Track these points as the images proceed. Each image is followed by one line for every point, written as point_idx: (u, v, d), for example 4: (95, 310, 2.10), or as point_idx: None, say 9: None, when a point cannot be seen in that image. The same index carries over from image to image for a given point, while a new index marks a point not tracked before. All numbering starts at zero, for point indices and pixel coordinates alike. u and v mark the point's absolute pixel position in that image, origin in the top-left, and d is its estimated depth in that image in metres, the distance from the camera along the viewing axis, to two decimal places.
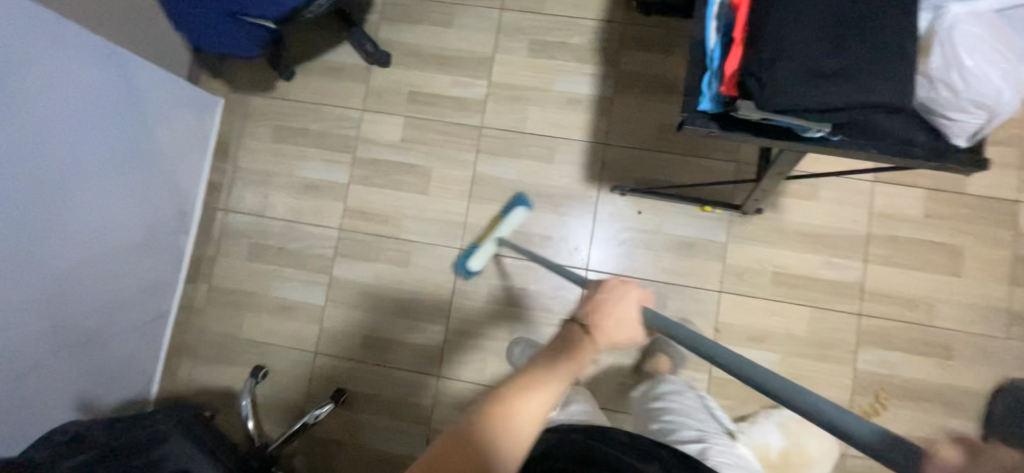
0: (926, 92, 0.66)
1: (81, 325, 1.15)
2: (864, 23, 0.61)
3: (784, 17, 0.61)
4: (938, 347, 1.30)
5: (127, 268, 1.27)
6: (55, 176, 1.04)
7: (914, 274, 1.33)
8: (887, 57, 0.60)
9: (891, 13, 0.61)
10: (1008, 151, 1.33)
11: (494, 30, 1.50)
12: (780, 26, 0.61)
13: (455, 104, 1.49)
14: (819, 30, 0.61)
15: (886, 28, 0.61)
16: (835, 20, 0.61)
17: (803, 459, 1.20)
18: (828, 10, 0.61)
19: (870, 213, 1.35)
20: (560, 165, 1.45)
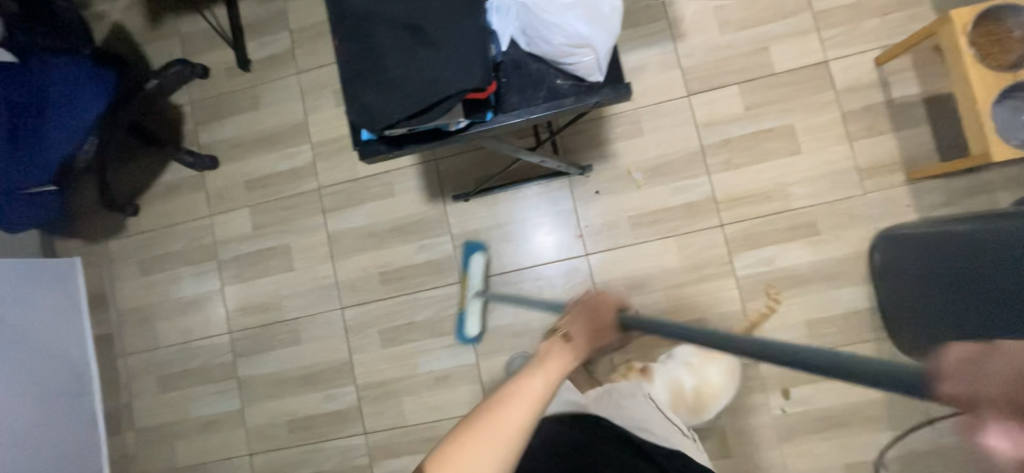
0: (531, 50, 0.68)
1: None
2: (429, 11, 0.61)
3: (350, 38, 0.63)
4: (806, 227, 1.30)
5: (37, 452, 1.28)
6: None
7: (759, 167, 1.32)
8: (459, 34, 0.60)
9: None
10: (802, 18, 1.32)
11: (299, 94, 1.52)
12: (362, 51, 0.62)
13: (289, 176, 1.51)
14: (395, 37, 0.61)
15: (447, 8, 0.61)
16: (386, 17, 0.61)
17: (712, 390, 1.23)
18: (395, 14, 0.61)
19: (698, 126, 1.35)
20: (403, 194, 1.46)
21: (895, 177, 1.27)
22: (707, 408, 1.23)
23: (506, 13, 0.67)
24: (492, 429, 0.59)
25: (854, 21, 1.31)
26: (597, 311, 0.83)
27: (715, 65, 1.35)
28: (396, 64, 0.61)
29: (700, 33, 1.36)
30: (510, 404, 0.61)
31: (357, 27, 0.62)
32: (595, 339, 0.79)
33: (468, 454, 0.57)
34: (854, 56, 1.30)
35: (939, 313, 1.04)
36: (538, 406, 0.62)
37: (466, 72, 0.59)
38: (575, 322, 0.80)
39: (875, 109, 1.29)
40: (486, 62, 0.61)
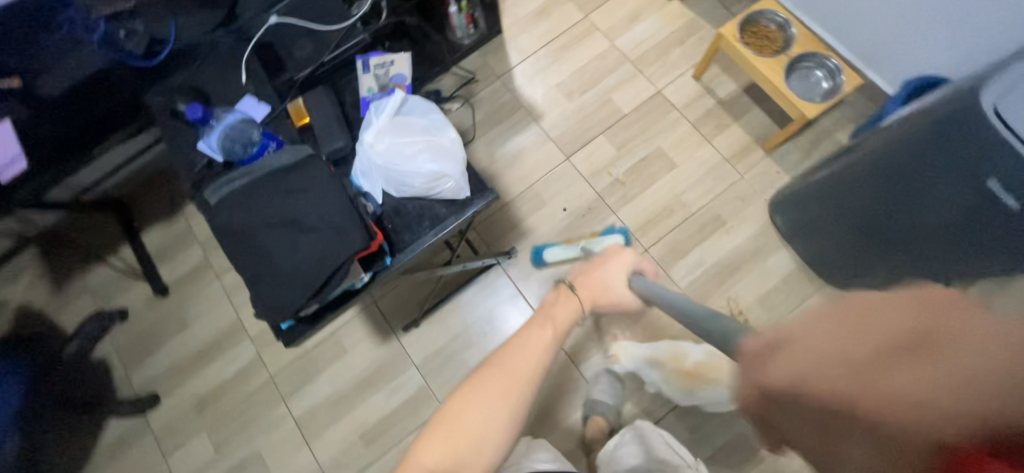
0: (402, 195, 0.76)
1: None
2: (298, 206, 0.68)
3: (236, 253, 0.68)
4: (716, 222, 1.43)
5: None
6: None
7: (652, 190, 1.48)
8: (329, 213, 0.68)
9: (312, 185, 0.70)
10: (623, 69, 1.59)
11: (225, 295, 1.53)
12: (251, 258, 0.67)
13: (238, 377, 1.46)
14: (276, 236, 0.67)
15: (314, 195, 0.69)
16: (263, 222, 0.68)
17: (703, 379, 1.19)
18: (270, 218, 0.68)
19: (589, 178, 1.50)
20: (355, 346, 1.45)
21: (756, 154, 1.48)
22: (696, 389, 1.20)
23: (368, 176, 0.77)
24: (499, 375, 0.70)
25: (662, 57, 1.59)
26: (598, 272, 0.81)
27: (576, 126, 1.56)
28: (285, 256, 0.67)
29: (556, 107, 1.58)
30: (514, 354, 0.72)
31: (239, 241, 0.68)
32: (600, 297, 0.79)
33: (480, 398, 0.68)
34: (677, 80, 1.57)
35: (834, 227, 1.17)
36: (537, 361, 0.71)
37: (347, 238, 0.67)
38: (586, 278, 0.81)
39: (713, 111, 1.53)
40: (362, 224, 0.69)
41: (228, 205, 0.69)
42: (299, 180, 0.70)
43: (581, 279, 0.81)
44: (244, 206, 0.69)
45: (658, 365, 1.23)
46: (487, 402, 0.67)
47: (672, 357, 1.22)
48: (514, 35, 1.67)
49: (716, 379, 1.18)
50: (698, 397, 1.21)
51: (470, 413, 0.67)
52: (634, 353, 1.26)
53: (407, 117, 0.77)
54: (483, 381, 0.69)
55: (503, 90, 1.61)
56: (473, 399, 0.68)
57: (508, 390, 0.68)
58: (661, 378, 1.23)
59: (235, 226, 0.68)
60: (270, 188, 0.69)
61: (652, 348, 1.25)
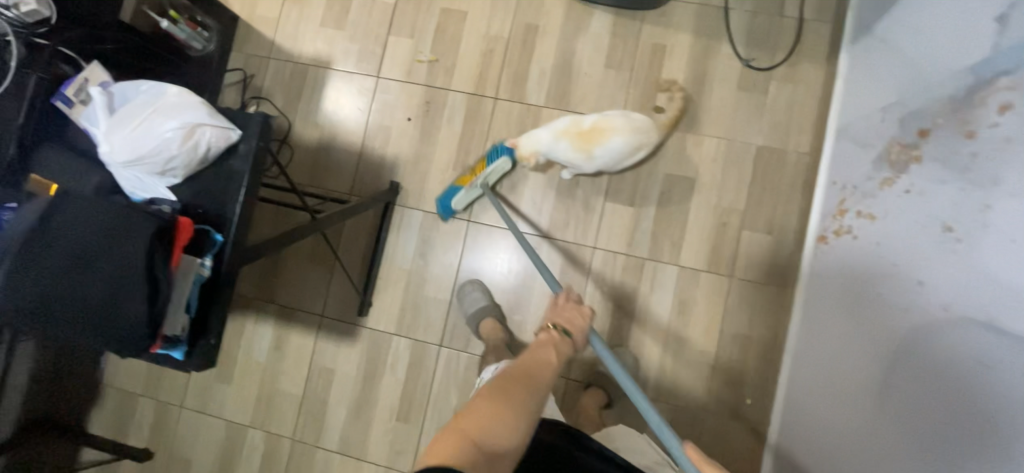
0: (178, 171, 0.71)
1: None
2: (69, 249, 0.62)
3: (54, 325, 0.62)
4: (532, 31, 1.43)
5: None
6: None
7: (463, 48, 1.45)
8: (103, 231, 0.62)
9: (67, 222, 0.63)
10: None
11: (199, 414, 1.48)
12: (71, 326, 0.62)
13: (265, 465, 1.44)
14: (75, 288, 0.62)
15: (78, 229, 0.63)
16: (48, 289, 0.62)
17: (599, 142, 1.13)
18: (52, 281, 0.62)
19: (409, 79, 1.46)
20: (336, 362, 1.43)
21: None
22: (595, 149, 1.13)
23: (143, 183, 0.73)
24: (529, 375, 0.74)
25: None
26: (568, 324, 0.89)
27: (365, 46, 1.49)
28: (97, 291, 0.61)
29: (336, 45, 1.51)
30: (537, 365, 0.77)
31: (46, 313, 0.62)
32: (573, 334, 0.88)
33: (510, 388, 0.71)
34: None
35: None
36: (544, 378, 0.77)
37: (139, 234, 0.63)
38: (567, 318, 0.90)
39: None
40: (149, 217, 0.64)
41: (6, 290, 0.62)
42: (50, 228, 0.63)
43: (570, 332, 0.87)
44: (21, 283, 0.62)
45: (561, 135, 1.14)
46: (513, 400, 0.69)
47: (570, 123, 1.15)
48: (253, 11, 1.56)
49: (610, 128, 1.12)
50: (599, 158, 1.14)
51: (496, 394, 0.69)
52: (536, 134, 1.16)
53: (123, 104, 0.71)
54: (503, 389, 0.70)
55: (281, 65, 1.52)
56: (499, 386, 0.71)
57: (531, 383, 0.73)
58: (566, 148, 1.14)
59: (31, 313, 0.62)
60: (31, 248, 0.62)
61: (551, 125, 1.15)
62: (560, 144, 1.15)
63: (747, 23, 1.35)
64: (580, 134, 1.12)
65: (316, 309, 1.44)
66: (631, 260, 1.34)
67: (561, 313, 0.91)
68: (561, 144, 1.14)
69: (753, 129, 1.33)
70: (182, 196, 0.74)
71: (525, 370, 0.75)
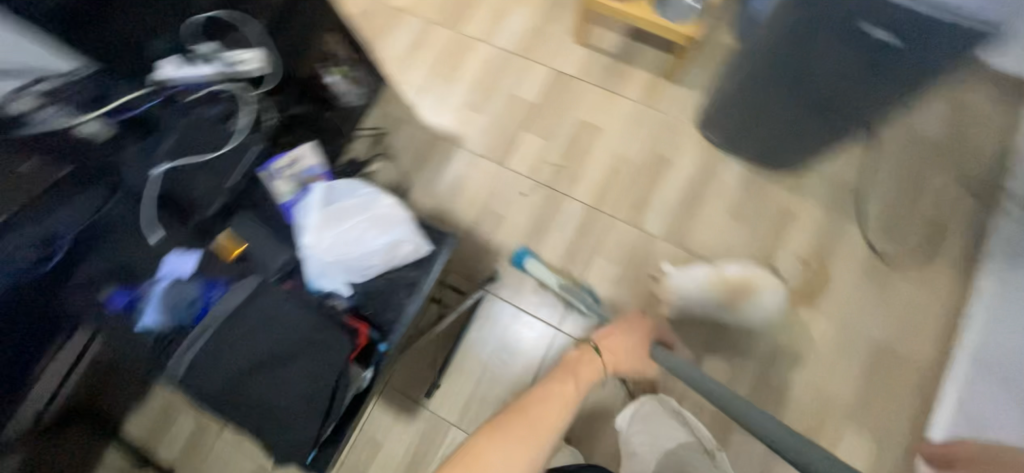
0: (364, 274, 0.73)
1: None
2: (264, 343, 0.65)
3: (233, 413, 0.65)
4: (662, 164, 1.47)
5: None
6: None
7: (592, 161, 1.50)
8: (300, 334, 0.65)
9: (265, 313, 0.66)
10: (515, 65, 1.63)
11: (234, 451, 1.44)
12: (242, 419, 0.64)
13: None
14: (259, 384, 0.64)
15: (276, 325, 0.66)
16: (233, 378, 0.64)
17: (744, 297, 1.23)
18: (239, 372, 0.64)
19: (532, 176, 1.51)
20: (385, 438, 1.38)
21: (668, 89, 1.54)
22: (740, 306, 1.24)
23: (324, 273, 0.73)
24: (529, 425, 0.79)
25: (545, 38, 1.64)
26: (616, 339, 0.99)
27: (498, 136, 1.56)
28: (292, 403, 0.64)
29: (471, 127, 1.58)
30: (545, 408, 0.82)
31: (231, 398, 0.64)
32: (617, 359, 0.98)
33: (506, 441, 0.76)
34: (567, 54, 1.62)
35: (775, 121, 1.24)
36: (561, 413, 0.82)
37: (331, 355, 0.65)
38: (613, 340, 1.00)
39: (612, 67, 1.58)
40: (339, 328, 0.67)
41: (192, 372, 0.64)
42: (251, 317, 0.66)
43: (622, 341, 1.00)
44: (225, 359, 0.64)
45: (706, 286, 1.25)
46: (505, 458, 0.73)
47: (715, 275, 1.25)
48: (402, 78, 1.66)
49: (759, 287, 1.22)
50: (744, 312, 1.24)
51: (490, 451, 0.74)
52: (680, 283, 1.27)
53: (338, 201, 0.77)
54: (502, 434, 0.76)
55: (415, 132, 1.60)
56: (495, 443, 0.75)
57: (532, 428, 0.78)
58: (711, 300, 1.25)
59: (209, 399, 0.64)
60: (254, 339, 0.65)
61: (694, 274, 1.26)
62: (705, 293, 1.25)
63: (878, 213, 1.36)
64: (725, 288, 1.22)
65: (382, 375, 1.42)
66: (718, 418, 1.30)
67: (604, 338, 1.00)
68: (705, 294, 1.25)
69: (871, 320, 1.29)
70: (354, 294, 0.74)
71: (524, 413, 0.80)
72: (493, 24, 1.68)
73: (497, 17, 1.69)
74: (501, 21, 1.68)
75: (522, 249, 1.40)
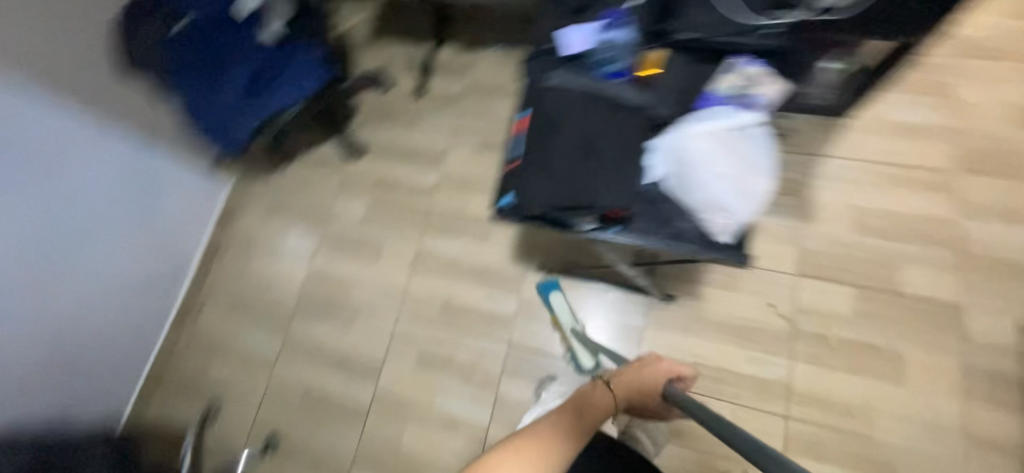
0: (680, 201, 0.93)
1: (42, 348, 1.37)
2: (594, 155, 0.96)
3: (549, 194, 0.95)
4: (880, 467, 1.20)
5: (120, 305, 1.54)
6: (74, 234, 1.39)
7: (846, 379, 1.27)
8: (609, 175, 0.94)
9: (615, 147, 0.96)
10: (942, 253, 1.31)
11: (450, 130, 1.76)
12: (541, 160, 0.98)
13: (413, 189, 1.72)
14: (567, 162, 0.96)
15: (609, 158, 0.95)
16: (569, 146, 0.97)
17: None
18: (571, 147, 0.97)
19: (799, 312, 1.33)
20: (494, 245, 1.58)
21: (1000, 459, 1.17)
22: None
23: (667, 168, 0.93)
24: (543, 437, 0.77)
25: (1003, 280, 1.27)
26: (641, 371, 1.02)
27: (834, 261, 1.35)
28: (603, 201, 0.92)
29: (832, 227, 1.37)
30: (560, 422, 0.81)
31: (555, 188, 0.95)
32: (630, 392, 0.99)
33: (519, 453, 0.74)
34: (989, 312, 1.26)
35: None
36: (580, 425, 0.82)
37: (604, 199, 0.92)
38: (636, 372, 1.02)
39: (1000, 377, 1.21)
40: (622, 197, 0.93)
41: (562, 120, 1.00)
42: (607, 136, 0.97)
43: (649, 371, 1.03)
44: (558, 155, 0.97)
45: None
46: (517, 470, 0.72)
47: None
48: (860, 132, 1.44)
49: None
50: None
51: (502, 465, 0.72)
52: None
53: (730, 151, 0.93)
54: (514, 452, 0.74)
55: (799, 168, 1.43)
56: (508, 458, 0.73)
57: (546, 442, 0.76)
58: None
59: (548, 135, 0.99)
60: (586, 110, 1.00)
61: None
62: None
63: None
64: None
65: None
66: None
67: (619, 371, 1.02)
68: None
69: None
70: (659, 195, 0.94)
71: (538, 432, 0.78)
72: (992, 210, 1.32)
73: (1007, 210, 1.32)
74: (1004, 217, 1.31)
75: (552, 280, 1.48)
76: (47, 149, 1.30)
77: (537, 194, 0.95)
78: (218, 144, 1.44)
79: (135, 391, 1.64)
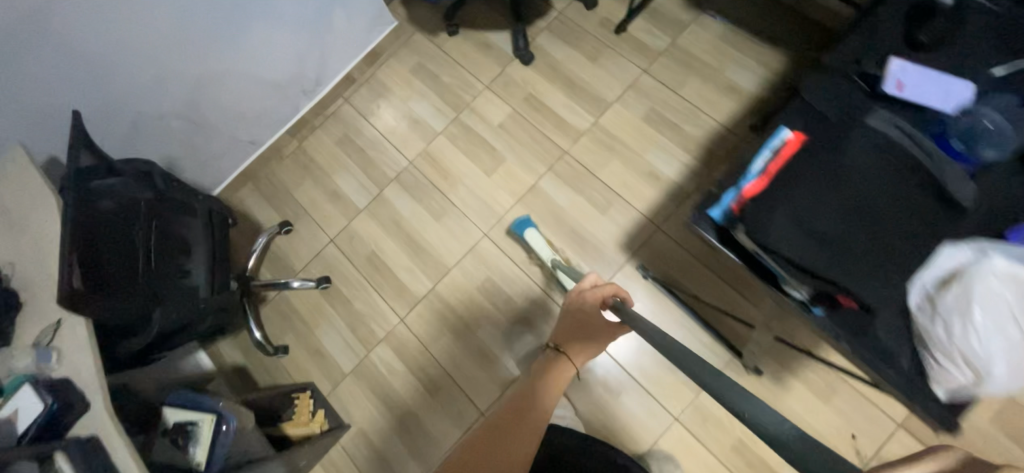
0: (924, 321, 0.61)
1: (181, 98, 1.38)
2: (875, 214, 0.65)
3: (794, 239, 0.65)
4: None
5: (255, 91, 1.54)
6: (247, 2, 1.35)
7: None
8: (879, 253, 0.64)
9: (913, 220, 0.65)
10: None
11: (626, 83, 1.59)
12: (800, 183, 0.67)
13: (558, 123, 1.60)
14: (835, 204, 0.66)
15: (891, 228, 0.65)
16: (857, 186, 0.66)
17: None
18: (854, 187, 0.66)
19: (877, 460, 1.21)
20: (609, 220, 1.48)
21: None
22: None
23: (947, 273, 0.61)
24: (510, 427, 0.78)
25: None
26: (580, 317, 0.92)
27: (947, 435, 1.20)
28: (836, 273, 0.64)
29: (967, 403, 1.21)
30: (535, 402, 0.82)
31: (798, 228, 0.66)
32: (581, 343, 0.90)
33: (481, 451, 0.74)
34: None
35: None
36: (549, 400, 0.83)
37: (850, 274, 0.64)
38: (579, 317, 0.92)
39: None
40: (870, 285, 0.63)
41: (869, 148, 0.67)
42: (909, 201, 0.65)
43: (589, 314, 0.92)
44: (833, 193, 0.66)
45: None
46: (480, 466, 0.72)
47: None
48: None
49: None
50: None
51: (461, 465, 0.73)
52: None
53: None
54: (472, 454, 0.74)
55: None
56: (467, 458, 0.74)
57: (510, 433, 0.77)
58: None
59: (834, 158, 0.67)
60: (888, 180, 0.66)
61: None
62: None
63: None
64: None
65: (671, 211, 1.45)
66: None
67: (564, 320, 0.94)
68: None
69: None
70: (907, 297, 0.63)
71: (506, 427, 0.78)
72: None
73: None
74: None
75: (529, 218, 1.48)
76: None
77: (774, 220, 0.66)
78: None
79: (232, 174, 1.69)
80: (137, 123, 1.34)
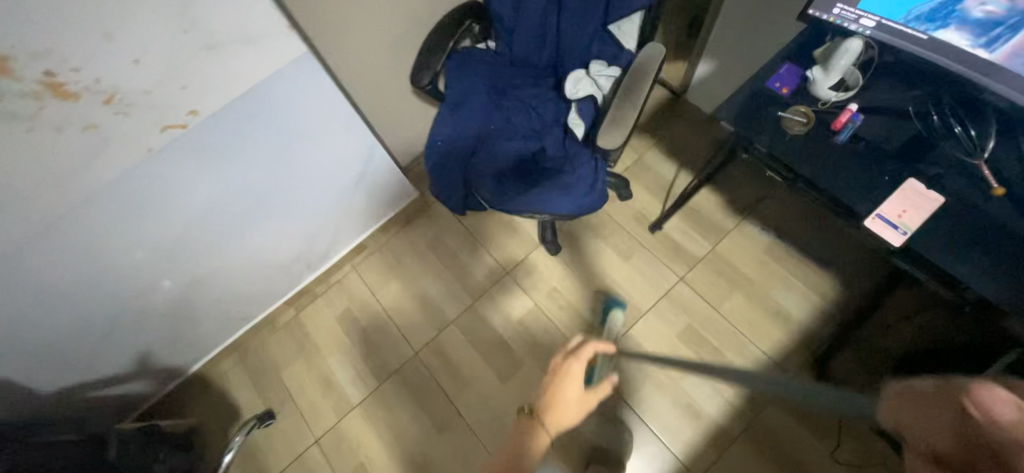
0: None
1: (167, 299, 1.23)
2: None
3: None
4: None
5: (252, 274, 1.39)
6: (256, 207, 1.22)
7: None
8: None
9: None
10: None
11: (660, 291, 1.46)
12: None
13: (584, 327, 1.45)
14: None
15: None
16: None
17: None
18: None
19: None
20: (638, 461, 1.28)
21: None
22: None
23: None
24: None
25: None
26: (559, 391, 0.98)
27: None
28: None
29: None
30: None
31: None
32: (561, 408, 0.99)
33: None
34: None
35: None
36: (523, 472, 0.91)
37: None
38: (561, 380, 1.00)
39: None
40: None
41: None
42: None
43: (573, 368, 1.03)
44: None
45: None
46: None
47: None
48: None
49: None
50: None
51: None
52: None
53: None
54: None
55: None
56: None
57: None
58: None
59: None
60: None
61: None
62: None
63: None
64: None
65: (711, 460, 1.26)
66: None
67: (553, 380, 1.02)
68: None
69: None
70: None
71: None
72: None
73: None
74: None
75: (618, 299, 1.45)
76: (315, 123, 1.14)
77: None
78: (446, 205, 1.24)
79: (215, 349, 1.51)
80: (113, 327, 1.18)
